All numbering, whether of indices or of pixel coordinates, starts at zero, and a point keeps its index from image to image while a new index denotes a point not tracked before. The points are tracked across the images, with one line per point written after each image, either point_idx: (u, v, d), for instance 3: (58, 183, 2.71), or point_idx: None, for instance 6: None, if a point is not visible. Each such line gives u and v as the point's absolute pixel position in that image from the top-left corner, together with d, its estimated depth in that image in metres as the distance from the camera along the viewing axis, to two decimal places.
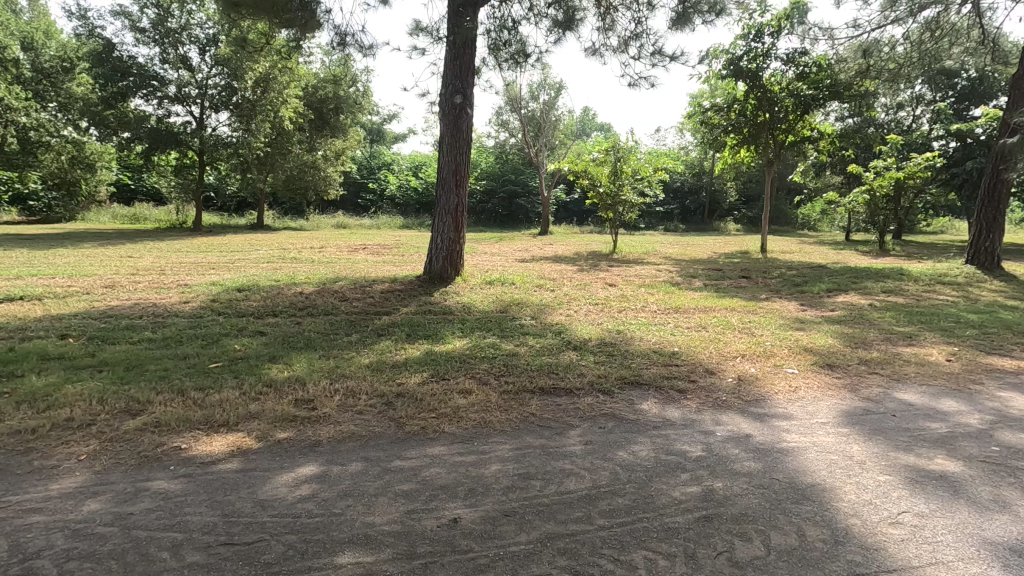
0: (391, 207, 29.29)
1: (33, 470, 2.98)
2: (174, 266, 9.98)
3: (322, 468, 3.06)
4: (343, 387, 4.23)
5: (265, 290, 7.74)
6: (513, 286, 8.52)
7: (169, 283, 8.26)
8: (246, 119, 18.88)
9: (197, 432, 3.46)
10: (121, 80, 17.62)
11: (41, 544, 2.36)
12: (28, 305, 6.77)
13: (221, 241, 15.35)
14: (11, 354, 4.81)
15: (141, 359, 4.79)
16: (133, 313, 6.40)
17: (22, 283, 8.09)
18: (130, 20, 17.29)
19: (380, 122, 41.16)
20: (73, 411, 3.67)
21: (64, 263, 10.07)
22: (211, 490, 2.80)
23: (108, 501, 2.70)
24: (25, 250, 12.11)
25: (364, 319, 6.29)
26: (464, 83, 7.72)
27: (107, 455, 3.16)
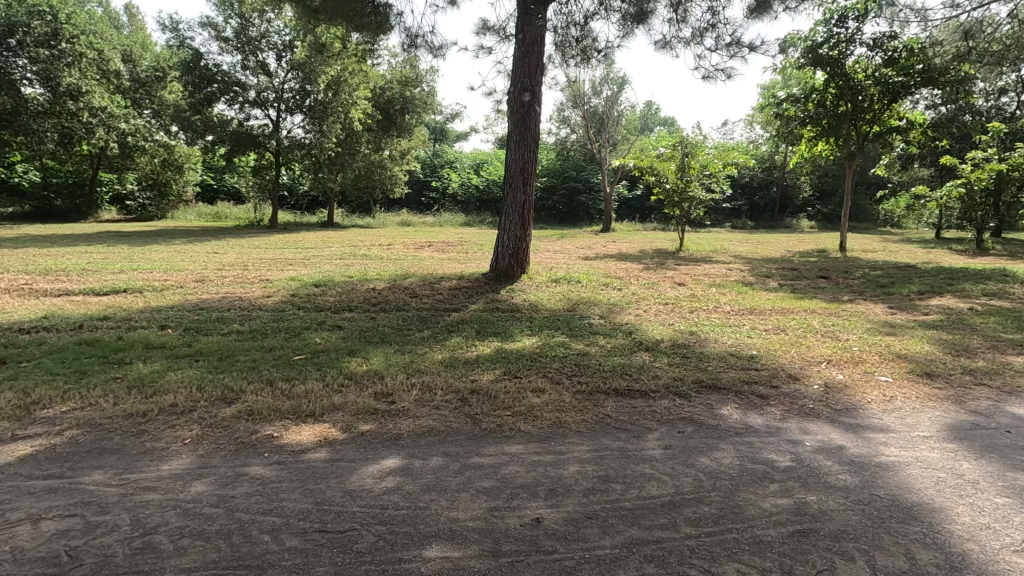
0: (453, 204, 29.77)
1: (146, 451, 3.23)
2: (256, 262, 10.58)
3: (405, 461, 3.14)
4: (420, 382, 4.33)
5: (340, 285, 8.06)
6: (579, 284, 8.45)
7: (252, 278, 8.76)
8: (318, 121, 19.70)
9: (287, 422, 3.64)
10: (207, 86, 18.84)
11: (157, 520, 2.56)
12: (131, 296, 7.37)
13: (296, 238, 16.11)
14: (120, 343, 5.25)
15: (232, 350, 5.10)
16: (222, 306, 6.83)
17: (126, 276, 8.82)
18: (215, 30, 18.44)
19: (443, 122, 41.94)
20: (176, 398, 3.96)
21: (160, 259, 10.91)
22: (303, 478, 2.94)
23: (211, 483, 2.89)
24: (125, 246, 13.16)
25: (435, 315, 6.43)
26: (533, 81, 7.71)
27: (208, 440, 3.37)
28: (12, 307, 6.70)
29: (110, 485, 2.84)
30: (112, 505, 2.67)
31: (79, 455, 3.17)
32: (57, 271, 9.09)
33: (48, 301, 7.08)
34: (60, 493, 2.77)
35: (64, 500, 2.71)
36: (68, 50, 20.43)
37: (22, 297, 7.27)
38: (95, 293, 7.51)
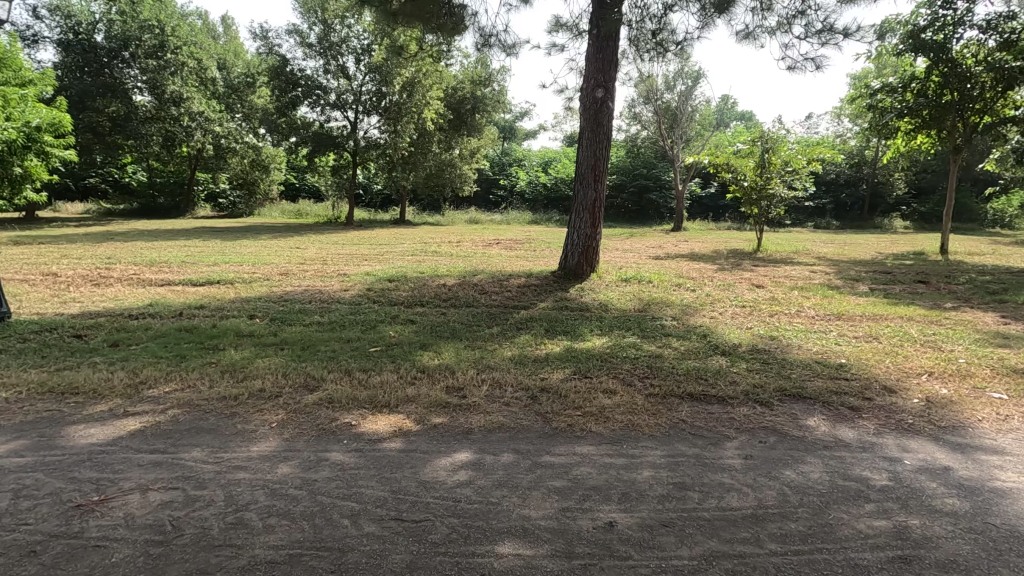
0: (521, 202, 29.90)
1: (238, 432, 3.45)
2: (334, 258, 11.09)
3: (477, 456, 3.17)
4: (490, 378, 4.36)
5: (412, 281, 8.28)
6: (650, 284, 8.23)
7: (331, 273, 9.18)
8: (393, 122, 20.40)
9: (364, 411, 3.78)
10: (292, 90, 19.95)
11: (248, 498, 2.72)
12: (224, 288, 7.91)
13: (370, 234, 16.72)
14: (214, 330, 5.65)
15: (312, 340, 5.36)
16: (304, 299, 7.20)
17: (219, 269, 9.50)
18: (300, 37, 19.47)
19: (512, 120, 42.18)
20: (264, 383, 4.20)
21: (249, 253, 11.66)
22: (379, 467, 3.03)
23: (295, 466, 3.04)
24: (218, 241, 14.17)
25: (504, 312, 6.47)
26: (606, 77, 7.59)
27: (293, 425, 3.56)
28: (124, 295, 7.38)
29: (206, 463, 3.05)
30: (208, 481, 2.86)
31: (180, 432, 3.44)
32: (161, 263, 9.93)
33: (154, 290, 7.75)
34: (164, 467, 3.01)
35: (168, 474, 2.93)
36: (172, 61, 22.44)
37: (132, 286, 8.00)
38: (193, 284, 8.14)
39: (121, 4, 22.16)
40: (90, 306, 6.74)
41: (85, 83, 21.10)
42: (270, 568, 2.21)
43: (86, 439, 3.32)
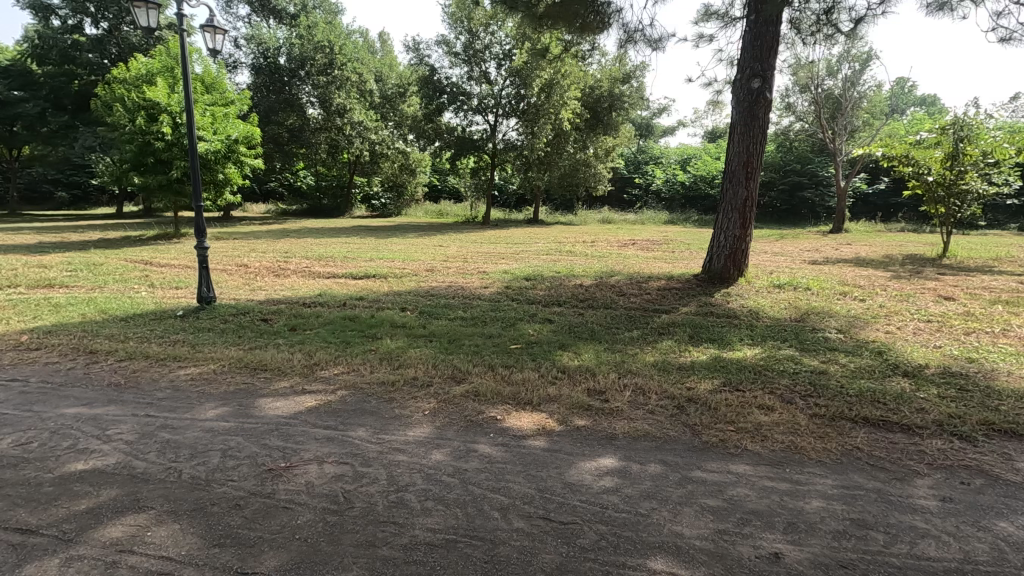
0: (656, 201, 28.86)
1: (395, 416, 3.73)
2: (473, 255, 11.59)
3: (622, 463, 3.08)
4: (632, 383, 4.24)
5: (549, 280, 8.37)
6: (809, 292, 7.45)
7: (471, 270, 9.60)
8: (531, 124, 20.85)
9: (508, 406, 3.87)
10: (439, 98, 21.24)
11: (407, 479, 2.92)
12: (379, 281, 8.65)
13: (506, 234, 17.21)
14: (373, 320, 6.20)
15: (458, 334, 5.64)
16: (449, 294, 7.61)
17: (375, 264, 10.41)
18: (448, 46, 20.63)
19: (649, 117, 40.83)
20: (416, 372, 4.51)
21: (398, 250, 12.62)
22: (525, 464, 3.07)
23: (447, 454, 3.19)
24: (372, 239, 15.54)
25: (644, 316, 6.26)
26: (765, 66, 6.99)
27: (443, 414, 3.76)
28: (298, 286, 8.38)
29: (371, 442, 3.33)
30: (372, 459, 3.12)
31: (348, 411, 3.81)
32: (327, 258, 11.12)
33: (321, 282, 8.71)
34: (336, 442, 3.33)
35: (339, 449, 3.25)
36: (338, 76, 25.05)
37: (304, 278, 9.06)
38: (353, 278, 9.01)
39: (299, 29, 25.18)
40: (272, 294, 7.74)
41: (270, 99, 24.36)
42: (429, 550, 2.33)
43: (274, 411, 3.80)
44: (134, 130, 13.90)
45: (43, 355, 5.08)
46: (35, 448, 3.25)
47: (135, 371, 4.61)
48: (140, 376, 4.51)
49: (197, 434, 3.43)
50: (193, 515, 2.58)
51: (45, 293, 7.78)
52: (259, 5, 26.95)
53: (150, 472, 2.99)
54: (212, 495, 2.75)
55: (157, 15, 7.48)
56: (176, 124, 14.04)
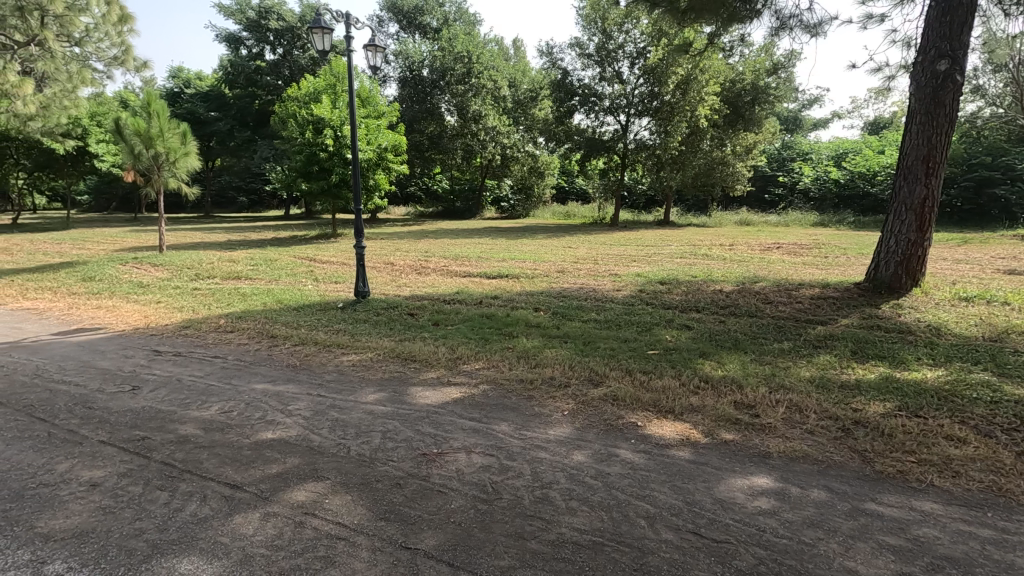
0: (803, 202, 26.39)
1: (536, 414, 3.81)
2: (603, 257, 11.52)
3: (779, 484, 2.86)
4: (786, 399, 3.90)
5: (685, 284, 8.04)
6: (1006, 307, 6.32)
7: (602, 272, 9.53)
8: (664, 123, 20.20)
9: (649, 414, 3.77)
10: (570, 100, 21.35)
11: (551, 477, 2.97)
12: (513, 281, 8.91)
13: (635, 235, 16.80)
14: (509, 318, 6.41)
15: (592, 336, 5.63)
16: (581, 296, 7.64)
17: (508, 264, 10.75)
18: (581, 49, 20.67)
19: (797, 109, 37.41)
20: (554, 371, 4.58)
21: (529, 251, 12.94)
22: (670, 473, 2.98)
23: (588, 456, 3.20)
24: (504, 240, 16.06)
25: (796, 326, 5.75)
26: (954, 45, 6.08)
27: (582, 415, 3.77)
28: (440, 283, 8.93)
29: (514, 438, 3.44)
30: (516, 454, 3.22)
31: (491, 405, 3.97)
32: (464, 258, 11.71)
33: (459, 281, 9.20)
34: (482, 434, 3.49)
35: (485, 441, 3.40)
36: (475, 84, 26.29)
37: (444, 276, 9.63)
38: (488, 277, 9.39)
39: (441, 42, 26.79)
40: (417, 290, 8.35)
41: (414, 109, 26.25)
42: (577, 549, 2.35)
43: (424, 400, 4.08)
44: (303, 142, 15.78)
45: (237, 336, 5.97)
46: (235, 416, 3.82)
47: (307, 355, 5.24)
48: (311, 359, 5.12)
49: (360, 416, 3.80)
50: (362, 489, 2.86)
51: (235, 284, 9.12)
52: (407, 22, 29.13)
53: (324, 446, 3.37)
54: (376, 473, 3.02)
55: (329, 39, 8.40)
56: (337, 136, 15.70)
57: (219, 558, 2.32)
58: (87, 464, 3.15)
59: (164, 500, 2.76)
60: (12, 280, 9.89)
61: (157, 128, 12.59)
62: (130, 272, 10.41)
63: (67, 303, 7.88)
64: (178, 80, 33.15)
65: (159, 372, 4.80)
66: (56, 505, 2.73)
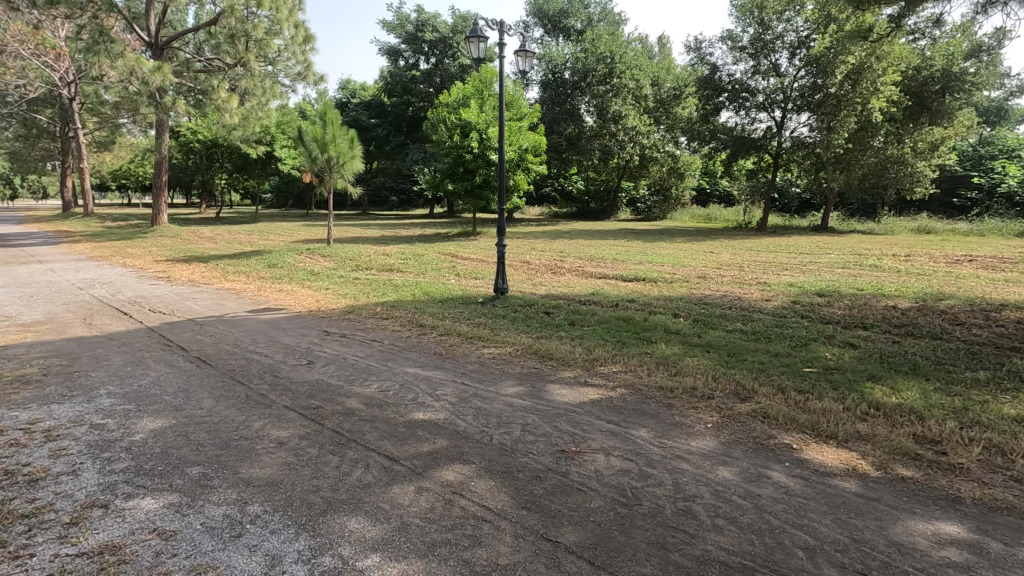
0: (1006, 207, 22.19)
1: (677, 423, 3.68)
2: (750, 264, 10.72)
3: (974, 536, 2.45)
4: (984, 439, 3.32)
5: (849, 297, 7.21)
6: None
7: (749, 280, 8.89)
8: (828, 117, 18.26)
9: (806, 437, 3.45)
10: (718, 97, 20.22)
11: (694, 490, 2.85)
12: (651, 285, 8.69)
13: (788, 242, 15.40)
14: (647, 323, 6.24)
15: (739, 348, 5.28)
16: (725, 304, 7.20)
17: (645, 267, 10.49)
18: (733, 41, 19.44)
19: (1002, 98, 31.57)
20: (696, 381, 4.37)
21: (667, 254, 12.50)
22: (833, 505, 2.70)
23: (736, 474, 3.01)
24: (641, 242, 15.66)
25: (996, 355, 4.87)
26: None
27: (728, 430, 3.56)
28: (575, 283, 8.99)
29: (654, 445, 3.35)
30: (656, 462, 3.14)
31: (629, 410, 3.90)
32: (598, 259, 11.65)
33: (593, 282, 9.18)
34: (620, 438, 3.45)
35: (623, 445, 3.36)
36: (617, 84, 25.92)
37: (579, 276, 9.68)
38: (623, 279, 9.24)
39: (584, 44, 26.90)
40: (553, 289, 8.49)
41: (554, 111, 26.65)
42: (725, 570, 2.23)
43: (562, 398, 4.14)
44: (451, 145, 16.78)
45: (390, 323, 6.54)
46: (392, 395, 4.20)
47: (452, 345, 5.58)
48: (456, 349, 5.45)
49: (501, 407, 3.96)
50: (504, 477, 2.98)
51: (389, 275, 10.00)
52: (552, 26, 29.66)
53: (469, 431, 3.57)
54: (518, 463, 3.13)
55: (484, 47, 8.79)
56: (481, 138, 16.47)
57: (382, 521, 2.57)
58: (275, 424, 3.66)
59: (335, 463, 3.12)
60: (216, 264, 11.78)
61: (330, 134, 14.22)
62: (304, 261, 11.90)
63: (257, 286, 9.21)
64: (346, 91, 37.08)
65: (328, 350, 5.43)
66: (253, 456, 3.22)
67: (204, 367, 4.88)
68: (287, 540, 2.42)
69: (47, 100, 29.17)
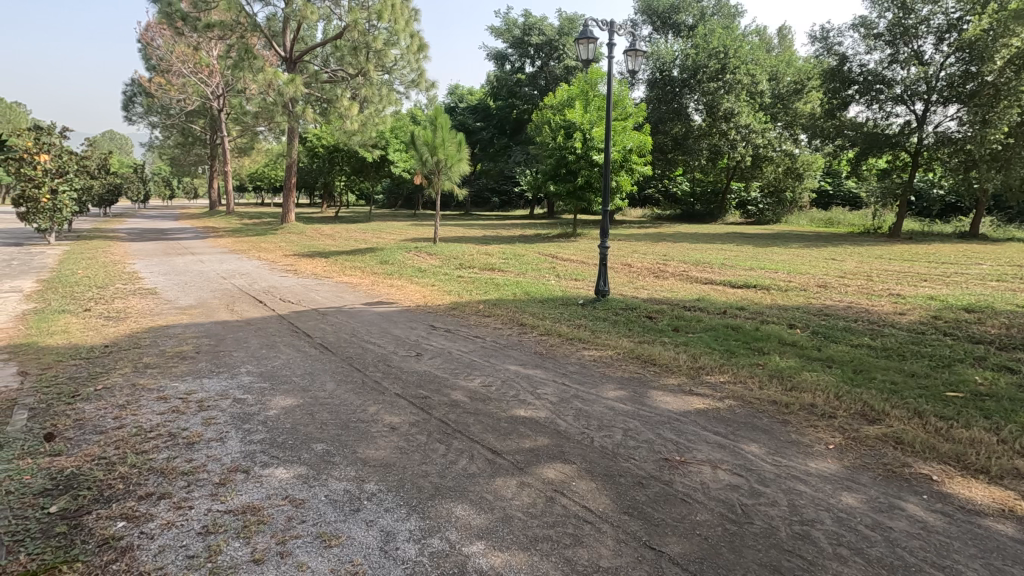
0: None
1: (793, 442, 3.43)
2: (879, 274, 9.71)
3: None
4: None
5: (1004, 315, 6.30)
6: None
7: (879, 291, 8.06)
8: (982, 110, 16.09)
9: (949, 468, 3.07)
10: (846, 90, 18.54)
11: (814, 514, 2.65)
12: (762, 292, 8.17)
13: (927, 250, 13.74)
14: (758, 333, 5.87)
15: (867, 365, 4.80)
16: (849, 316, 6.58)
17: (757, 274, 9.87)
18: (867, 29, 17.70)
19: None
20: (815, 399, 4.05)
21: (782, 260, 11.68)
22: (983, 548, 2.39)
23: (863, 502, 2.76)
24: (751, 247, 14.74)
25: None
26: None
27: (853, 453, 3.27)
28: (679, 288, 8.68)
29: (767, 462, 3.16)
30: (770, 480, 2.96)
31: (738, 423, 3.70)
32: (705, 264, 11.14)
33: (699, 287, 8.80)
34: (729, 451, 3.29)
35: (732, 459, 3.20)
36: (730, 80, 24.62)
37: (684, 281, 9.33)
38: (732, 285, 8.76)
39: (696, 40, 25.85)
40: (656, 294, 8.26)
41: (661, 110, 25.88)
42: None
43: (665, 405, 4.03)
44: (554, 147, 16.87)
45: (492, 321, 6.73)
46: (494, 390, 4.32)
47: (552, 345, 5.62)
48: (556, 349, 5.48)
49: (602, 410, 3.93)
50: (606, 480, 2.96)
51: (492, 274, 10.27)
52: (661, 23, 28.81)
53: (570, 431, 3.58)
54: (620, 467, 3.10)
55: (593, 48, 8.74)
56: (585, 139, 16.39)
57: (486, 511, 2.66)
58: (388, 410, 3.92)
59: (442, 452, 3.27)
60: (335, 259, 12.77)
61: (440, 138, 14.88)
62: (413, 258, 12.56)
63: (371, 280, 9.87)
64: (454, 96, 38.54)
65: (434, 344, 5.70)
66: (369, 438, 3.46)
67: (326, 353, 5.33)
68: (400, 520, 2.58)
69: (201, 112, 33.22)
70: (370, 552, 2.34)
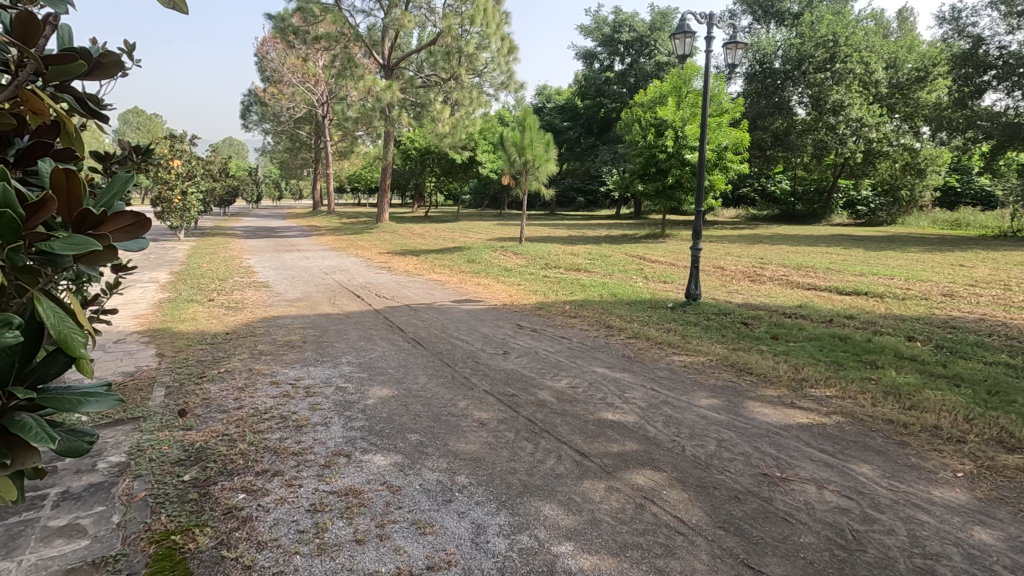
0: None
1: (913, 466, 3.12)
2: (1019, 282, 8.59)
3: None
4: None
5: None
6: None
7: (1018, 302, 7.13)
8: None
9: None
10: (981, 76, 16.57)
11: (939, 548, 2.39)
12: (873, 301, 7.50)
13: None
14: (871, 344, 5.39)
15: (1005, 386, 4.26)
16: (981, 329, 5.88)
17: (868, 279, 9.07)
18: (1009, 6, 15.75)
19: None
20: (940, 420, 3.65)
21: (898, 265, 10.63)
22: None
23: (1001, 540, 2.45)
24: (861, 250, 13.58)
25: None
26: None
27: (987, 484, 2.92)
28: (777, 293, 8.17)
29: (881, 486, 2.90)
30: (885, 506, 2.72)
31: (846, 442, 3.42)
32: (807, 268, 10.40)
33: (800, 293, 8.22)
34: (837, 471, 3.05)
35: (841, 480, 2.97)
36: (839, 70, 22.69)
37: (783, 286, 8.78)
38: (839, 292, 8.10)
39: (801, 28, 24.25)
40: (752, 299, 7.83)
41: (760, 105, 24.56)
42: None
43: (764, 417, 3.80)
44: (644, 145, 16.47)
45: (578, 322, 6.68)
46: (581, 392, 4.30)
47: (640, 349, 5.50)
48: (644, 353, 5.35)
49: (694, 418, 3.79)
50: (699, 491, 2.85)
51: (578, 275, 10.22)
52: (763, 13, 27.30)
53: (660, 438, 3.48)
54: (714, 479, 2.97)
55: (690, 43, 8.41)
56: (678, 137, 15.84)
57: (574, 513, 2.65)
58: (477, 406, 4.01)
59: (530, 450, 3.31)
60: (426, 257, 13.27)
61: (528, 139, 15.02)
62: (499, 257, 12.77)
63: (458, 278, 10.17)
64: (542, 97, 38.73)
65: (521, 343, 5.76)
66: (460, 432, 3.57)
67: (418, 348, 5.55)
68: (490, 514, 2.64)
69: (307, 119, 35.77)
70: (462, 543, 2.41)
